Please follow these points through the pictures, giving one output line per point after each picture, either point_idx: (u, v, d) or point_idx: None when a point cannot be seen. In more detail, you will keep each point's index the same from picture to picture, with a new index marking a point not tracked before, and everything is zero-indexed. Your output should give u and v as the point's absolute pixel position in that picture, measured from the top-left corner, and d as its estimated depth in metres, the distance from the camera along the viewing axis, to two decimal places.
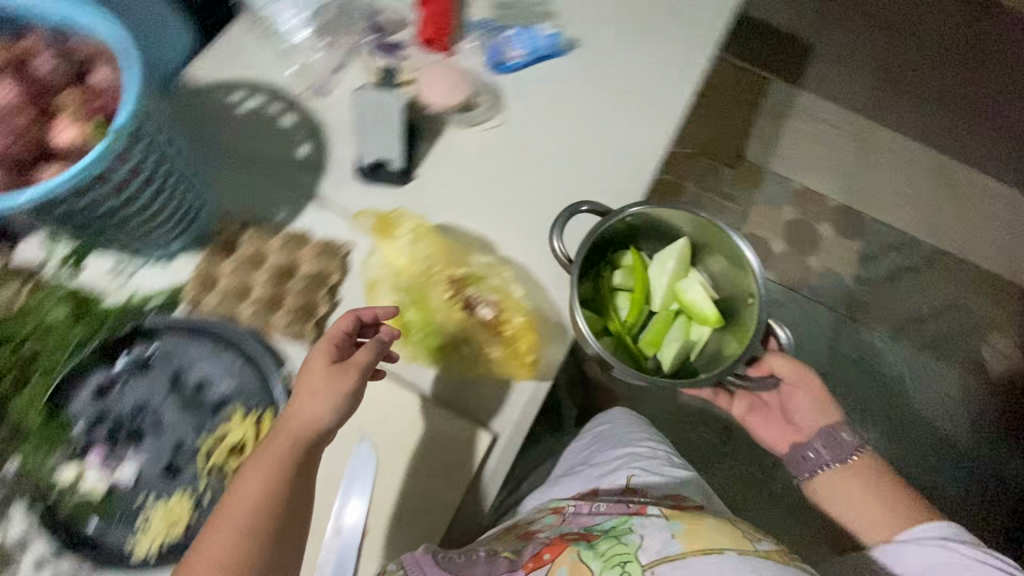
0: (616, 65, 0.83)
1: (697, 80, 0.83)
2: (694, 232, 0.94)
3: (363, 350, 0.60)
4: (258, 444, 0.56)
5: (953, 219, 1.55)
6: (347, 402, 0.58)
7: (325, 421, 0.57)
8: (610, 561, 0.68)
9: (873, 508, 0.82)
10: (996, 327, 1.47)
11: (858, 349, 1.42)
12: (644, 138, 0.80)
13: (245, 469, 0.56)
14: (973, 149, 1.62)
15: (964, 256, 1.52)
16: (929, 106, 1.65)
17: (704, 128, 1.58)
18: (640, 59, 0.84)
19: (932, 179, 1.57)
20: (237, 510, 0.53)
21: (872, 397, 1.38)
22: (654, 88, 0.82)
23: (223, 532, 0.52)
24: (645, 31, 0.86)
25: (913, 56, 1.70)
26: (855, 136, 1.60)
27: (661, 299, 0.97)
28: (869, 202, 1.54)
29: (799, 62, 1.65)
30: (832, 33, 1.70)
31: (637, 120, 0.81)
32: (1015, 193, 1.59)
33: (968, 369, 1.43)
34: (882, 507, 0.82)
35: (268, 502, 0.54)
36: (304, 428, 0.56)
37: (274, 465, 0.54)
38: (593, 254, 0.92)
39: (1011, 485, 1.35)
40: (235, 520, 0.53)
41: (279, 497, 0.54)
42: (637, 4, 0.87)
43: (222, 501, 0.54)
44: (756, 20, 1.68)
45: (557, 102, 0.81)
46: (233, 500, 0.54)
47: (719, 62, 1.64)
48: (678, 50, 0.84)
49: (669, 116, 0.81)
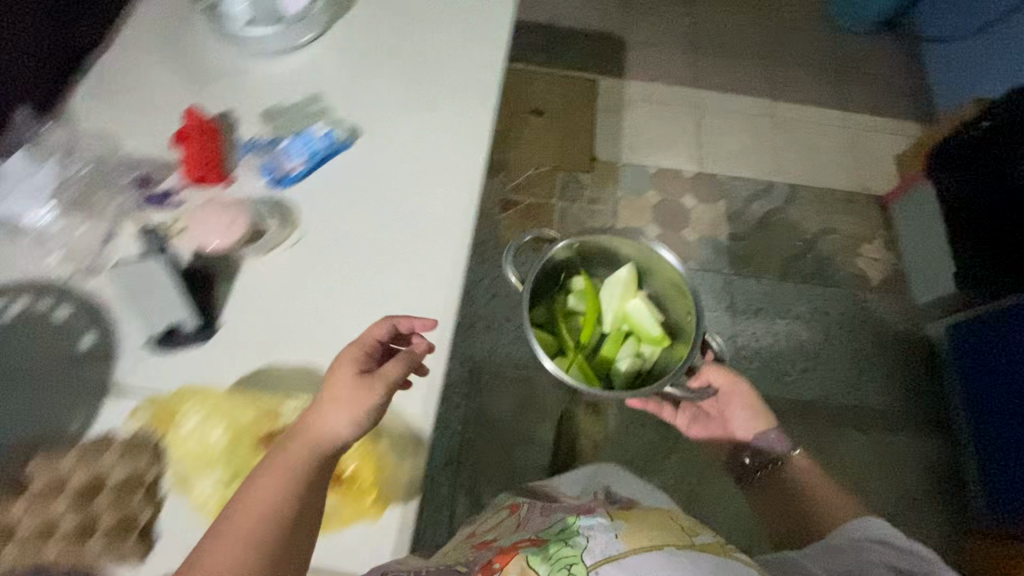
0: (398, 144, 0.83)
1: (484, 133, 0.85)
2: (637, 262, 1.16)
3: (392, 365, 0.62)
4: (277, 449, 0.59)
5: (788, 151, 1.83)
6: (369, 417, 0.61)
7: (345, 437, 0.60)
8: (557, 563, 0.60)
9: (815, 495, 0.97)
10: (863, 240, 1.73)
11: (752, 301, 1.61)
12: (448, 207, 0.79)
13: (260, 472, 0.58)
14: (782, 88, 1.96)
15: (810, 181, 1.79)
16: (735, 62, 2.00)
17: (556, 146, 1.80)
18: (421, 134, 0.84)
19: (761, 121, 1.88)
20: (248, 516, 0.55)
21: (778, 340, 1.57)
22: (443, 155, 0.83)
23: (229, 539, 0.54)
24: (421, 103, 0.87)
25: (712, 27, 2.07)
26: (686, 107, 1.89)
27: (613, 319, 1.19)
28: (717, 159, 1.80)
29: (619, 56, 1.97)
30: (640, 25, 2.04)
31: (436, 191, 0.80)
32: (821, 111, 1.93)
33: (850, 287, 1.65)
34: (824, 496, 0.96)
35: (277, 510, 0.56)
36: (323, 439, 0.59)
37: (290, 472, 0.58)
38: (546, 285, 1.15)
39: (917, 381, 1.55)
40: (244, 525, 0.55)
41: (290, 506, 0.57)
42: (408, 81, 0.89)
43: (232, 505, 0.56)
44: (573, 32, 2.00)
45: (351, 202, 0.78)
46: (247, 504, 0.56)
47: (550, 79, 1.91)
48: (455, 115, 0.86)
49: (467, 175, 0.82)
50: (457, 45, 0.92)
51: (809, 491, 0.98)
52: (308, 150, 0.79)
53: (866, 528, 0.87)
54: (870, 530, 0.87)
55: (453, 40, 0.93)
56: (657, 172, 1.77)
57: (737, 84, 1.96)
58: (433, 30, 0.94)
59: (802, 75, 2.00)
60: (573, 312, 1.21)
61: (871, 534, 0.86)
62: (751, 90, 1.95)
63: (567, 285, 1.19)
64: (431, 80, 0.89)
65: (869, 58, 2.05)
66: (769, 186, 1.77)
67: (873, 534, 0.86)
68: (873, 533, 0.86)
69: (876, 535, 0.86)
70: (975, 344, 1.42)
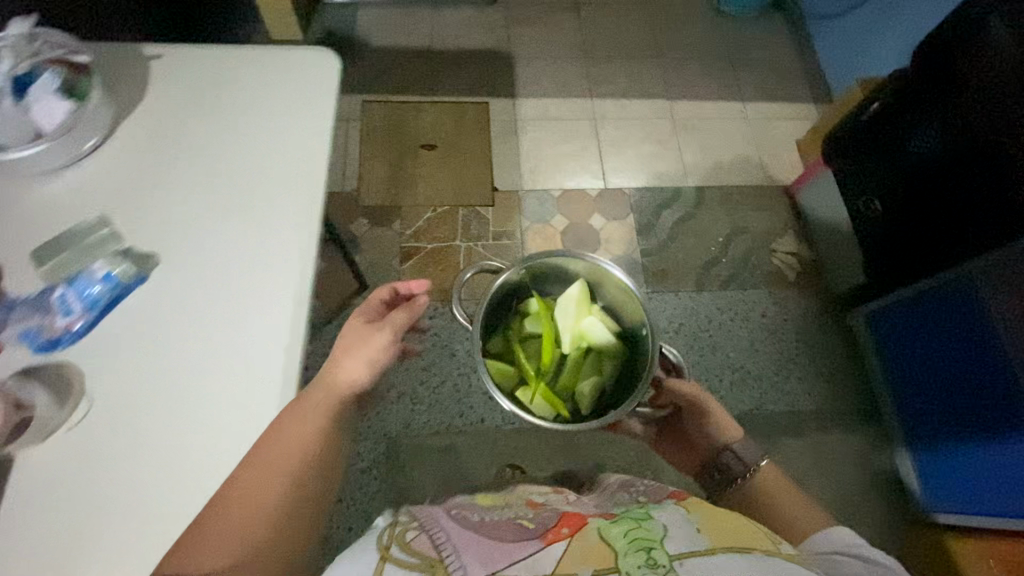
0: (211, 269, 0.73)
1: (311, 247, 0.76)
2: (587, 276, 1.12)
3: (399, 312, 0.74)
4: (301, 395, 0.68)
5: (690, 155, 1.80)
6: (378, 359, 0.71)
7: (360, 379, 0.70)
8: (633, 547, 0.64)
9: (790, 504, 0.92)
10: (774, 235, 1.70)
11: (672, 318, 1.57)
12: (268, 345, 0.70)
13: (282, 417, 0.65)
14: (679, 85, 1.91)
15: (716, 182, 1.76)
16: (630, 63, 1.93)
17: (453, 181, 1.69)
18: (237, 258, 0.75)
19: (660, 126, 1.83)
20: (279, 453, 0.62)
21: (703, 353, 1.53)
22: (264, 281, 0.73)
23: (262, 471, 0.61)
24: (236, 219, 0.77)
25: (602, 27, 1.98)
26: (584, 121, 1.82)
27: (570, 340, 1.15)
28: (622, 173, 1.74)
29: (510, 74, 1.87)
30: (528, 36, 1.94)
31: (255, 327, 0.70)
32: (721, 105, 1.89)
33: (766, 286, 1.63)
34: (798, 505, 0.92)
35: (307, 450, 0.64)
36: (343, 384, 0.69)
37: (319, 411, 0.66)
38: (500, 313, 1.12)
39: (841, 371, 1.55)
40: (276, 462, 0.62)
41: (316, 446, 0.65)
42: (219, 192, 0.79)
43: (261, 444, 0.63)
44: (457, 54, 1.88)
45: (153, 358, 0.68)
46: (275, 443, 0.63)
47: (439, 110, 1.79)
48: (277, 223, 0.77)
49: (290, 303, 0.72)
50: (274, 137, 0.83)
51: (784, 501, 0.93)
52: (86, 299, 0.68)
53: (846, 542, 0.79)
54: (849, 543, 0.79)
55: (268, 132, 0.83)
56: (562, 194, 1.70)
57: (631, 88, 1.89)
58: (247, 127, 0.83)
59: (695, 69, 1.94)
60: (529, 338, 1.17)
61: (849, 546, 0.78)
62: (646, 92, 1.89)
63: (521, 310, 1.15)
64: (246, 186, 0.79)
65: (757, 40, 2.00)
66: (675, 193, 1.73)
67: (851, 547, 0.78)
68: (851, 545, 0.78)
69: (856, 548, 0.78)
70: (896, 327, 1.41)
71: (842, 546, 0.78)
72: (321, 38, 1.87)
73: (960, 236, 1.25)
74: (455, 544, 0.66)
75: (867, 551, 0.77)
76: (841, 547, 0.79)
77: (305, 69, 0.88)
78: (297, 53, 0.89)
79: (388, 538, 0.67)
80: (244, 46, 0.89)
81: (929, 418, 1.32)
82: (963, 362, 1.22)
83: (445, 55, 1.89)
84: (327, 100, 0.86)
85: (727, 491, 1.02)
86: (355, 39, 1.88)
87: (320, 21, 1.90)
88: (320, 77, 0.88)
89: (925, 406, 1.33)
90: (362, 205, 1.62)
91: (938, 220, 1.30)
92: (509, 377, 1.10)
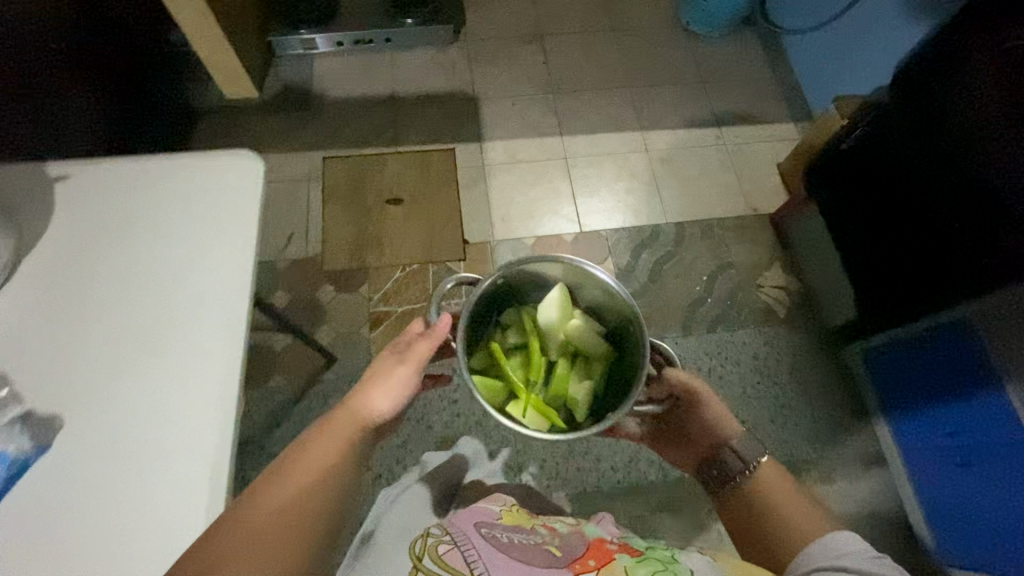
0: (114, 418, 0.68)
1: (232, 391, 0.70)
2: (565, 275, 0.95)
3: (425, 341, 0.75)
4: (328, 420, 0.71)
5: (665, 191, 1.73)
6: (407, 389, 0.75)
7: (386, 412, 0.74)
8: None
9: (790, 510, 0.79)
10: (759, 268, 1.63)
11: None
12: (183, 515, 0.64)
13: (312, 439, 0.69)
14: (651, 116, 1.84)
15: (694, 217, 1.69)
16: (599, 96, 1.86)
17: (421, 236, 1.62)
18: (151, 410, 0.68)
19: (633, 161, 1.77)
20: (299, 473, 0.64)
21: None
22: (180, 438, 0.68)
23: (282, 486, 0.62)
24: (147, 363, 0.71)
25: (568, 60, 1.92)
26: (554, 162, 1.75)
27: (556, 347, 0.99)
28: (595, 214, 1.67)
29: (475, 117, 1.81)
30: (492, 76, 1.88)
31: (170, 495, 0.65)
32: (695, 133, 1.82)
33: (754, 326, 1.55)
34: (800, 509, 0.79)
35: (324, 473, 0.65)
36: (369, 414, 0.73)
37: (339, 437, 0.69)
38: (473, 329, 0.94)
39: (841, 410, 1.47)
40: (296, 479, 0.64)
41: (333, 470, 0.66)
42: (131, 332, 0.72)
43: (288, 461, 0.66)
44: (420, 99, 1.82)
45: (57, 539, 0.63)
46: (299, 464, 0.66)
47: (403, 161, 1.72)
48: (194, 361, 0.71)
49: (210, 461, 0.67)
50: (191, 259, 0.76)
51: (784, 506, 0.80)
52: None
53: (845, 548, 0.70)
54: (848, 551, 0.69)
55: (182, 253, 0.77)
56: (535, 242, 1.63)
57: (602, 122, 1.82)
58: (160, 249, 0.77)
59: (667, 97, 1.87)
60: (512, 347, 1.00)
61: (849, 557, 0.68)
62: (618, 125, 1.82)
63: (499, 319, 0.99)
64: (155, 317, 0.73)
65: (732, 62, 1.93)
66: (653, 231, 1.66)
67: (852, 555, 0.68)
68: (851, 554, 0.68)
69: (857, 557, 0.68)
70: (894, 362, 1.34)
71: (841, 558, 0.68)
72: (276, 94, 1.80)
73: (946, 266, 1.15)
74: (486, 561, 0.65)
75: (867, 556, 0.68)
76: (838, 557, 0.69)
77: (227, 177, 0.82)
78: (223, 157, 0.83)
79: (420, 550, 0.69)
80: (160, 156, 0.83)
81: (934, 460, 1.25)
82: (972, 412, 1.14)
83: (408, 101, 1.82)
84: (250, 214, 0.79)
85: (722, 492, 0.88)
86: (313, 93, 1.81)
87: (275, 77, 1.83)
88: (243, 188, 0.81)
89: (930, 446, 1.26)
90: (325, 270, 1.55)
91: (922, 249, 1.20)
92: (494, 395, 0.94)
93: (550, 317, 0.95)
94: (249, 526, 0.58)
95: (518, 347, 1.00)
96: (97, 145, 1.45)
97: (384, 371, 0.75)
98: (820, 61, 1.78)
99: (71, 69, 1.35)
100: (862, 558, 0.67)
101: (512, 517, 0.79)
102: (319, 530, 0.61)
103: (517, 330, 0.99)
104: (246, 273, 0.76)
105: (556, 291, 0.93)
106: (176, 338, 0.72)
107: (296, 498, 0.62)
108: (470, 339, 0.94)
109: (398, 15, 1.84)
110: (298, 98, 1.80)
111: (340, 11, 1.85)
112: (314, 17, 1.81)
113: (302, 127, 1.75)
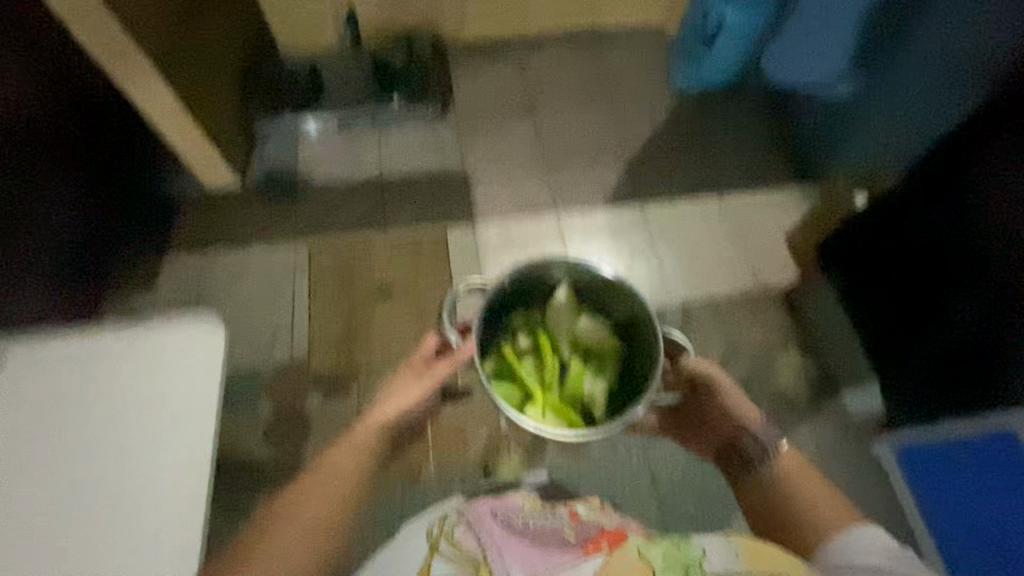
0: None
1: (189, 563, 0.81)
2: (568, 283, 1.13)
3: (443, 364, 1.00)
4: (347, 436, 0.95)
5: (670, 266, 1.65)
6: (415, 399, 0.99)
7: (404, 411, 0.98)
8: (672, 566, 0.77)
9: (816, 500, 0.92)
10: (769, 350, 1.55)
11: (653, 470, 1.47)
12: None
13: (337, 448, 0.93)
14: (650, 185, 1.78)
15: (700, 295, 1.61)
16: (595, 167, 1.80)
17: (413, 330, 1.54)
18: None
19: (633, 237, 1.69)
20: (333, 469, 0.89)
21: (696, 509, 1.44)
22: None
23: (320, 483, 0.87)
24: (113, 542, 0.81)
25: (563, 130, 1.86)
26: (550, 241, 1.68)
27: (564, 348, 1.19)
28: None
29: (467, 196, 1.74)
30: (484, 151, 1.82)
31: None
32: (697, 202, 1.75)
33: (770, 414, 1.46)
34: (823, 501, 0.91)
35: (347, 469, 0.89)
36: (382, 418, 0.97)
37: (355, 449, 0.93)
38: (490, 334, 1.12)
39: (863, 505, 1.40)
40: (328, 482, 0.87)
41: (362, 462, 0.91)
42: (95, 515, 0.83)
43: (326, 463, 0.90)
44: (410, 180, 1.76)
45: None
46: (334, 464, 0.90)
47: (394, 248, 1.65)
48: (155, 538, 0.82)
49: None
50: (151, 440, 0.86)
51: (810, 497, 0.92)
52: None
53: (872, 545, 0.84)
54: (873, 545, 0.84)
55: (140, 432, 0.86)
56: None
57: (598, 194, 1.76)
58: (118, 432, 0.86)
59: (665, 165, 1.81)
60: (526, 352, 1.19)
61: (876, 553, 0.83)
62: (614, 197, 1.75)
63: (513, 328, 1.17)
64: (116, 501, 0.83)
65: (728, 125, 1.86)
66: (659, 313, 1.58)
67: (875, 548, 0.83)
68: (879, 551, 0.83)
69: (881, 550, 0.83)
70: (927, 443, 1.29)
71: (868, 552, 0.83)
72: (261, 181, 1.73)
73: (977, 363, 1.16)
74: (499, 549, 0.87)
75: (883, 547, 0.83)
76: (870, 552, 0.83)
77: (180, 352, 0.89)
78: (177, 331, 0.90)
79: (437, 532, 0.95)
80: (114, 328, 0.90)
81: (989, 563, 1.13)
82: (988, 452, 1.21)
83: (398, 181, 1.76)
84: (204, 384, 0.87)
85: (745, 473, 1.01)
86: (298, 178, 1.74)
87: (260, 162, 1.75)
88: (200, 357, 0.88)
89: (975, 529, 1.17)
90: (311, 374, 1.47)
91: (949, 344, 1.20)
92: (516, 392, 1.15)
93: (557, 320, 1.15)
94: (287, 526, 0.81)
95: (533, 351, 1.19)
96: (59, 242, 1.36)
97: (403, 388, 1.00)
98: (828, 127, 1.64)
99: (64, 161, 1.36)
100: (883, 551, 0.83)
101: (534, 501, 1.03)
102: (345, 517, 0.85)
103: (529, 337, 1.18)
104: (207, 446, 0.85)
105: (560, 297, 1.13)
106: (144, 510, 0.83)
107: (334, 496, 0.86)
108: (487, 345, 1.13)
109: (386, 95, 1.80)
110: (284, 185, 1.73)
111: (325, 91, 1.80)
112: (300, 101, 1.75)
113: (288, 216, 1.68)
